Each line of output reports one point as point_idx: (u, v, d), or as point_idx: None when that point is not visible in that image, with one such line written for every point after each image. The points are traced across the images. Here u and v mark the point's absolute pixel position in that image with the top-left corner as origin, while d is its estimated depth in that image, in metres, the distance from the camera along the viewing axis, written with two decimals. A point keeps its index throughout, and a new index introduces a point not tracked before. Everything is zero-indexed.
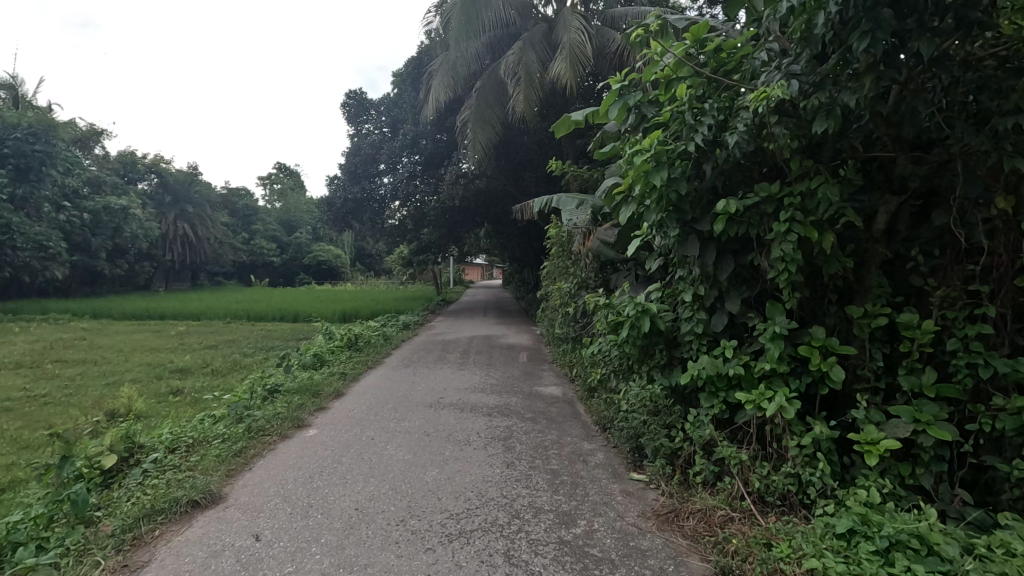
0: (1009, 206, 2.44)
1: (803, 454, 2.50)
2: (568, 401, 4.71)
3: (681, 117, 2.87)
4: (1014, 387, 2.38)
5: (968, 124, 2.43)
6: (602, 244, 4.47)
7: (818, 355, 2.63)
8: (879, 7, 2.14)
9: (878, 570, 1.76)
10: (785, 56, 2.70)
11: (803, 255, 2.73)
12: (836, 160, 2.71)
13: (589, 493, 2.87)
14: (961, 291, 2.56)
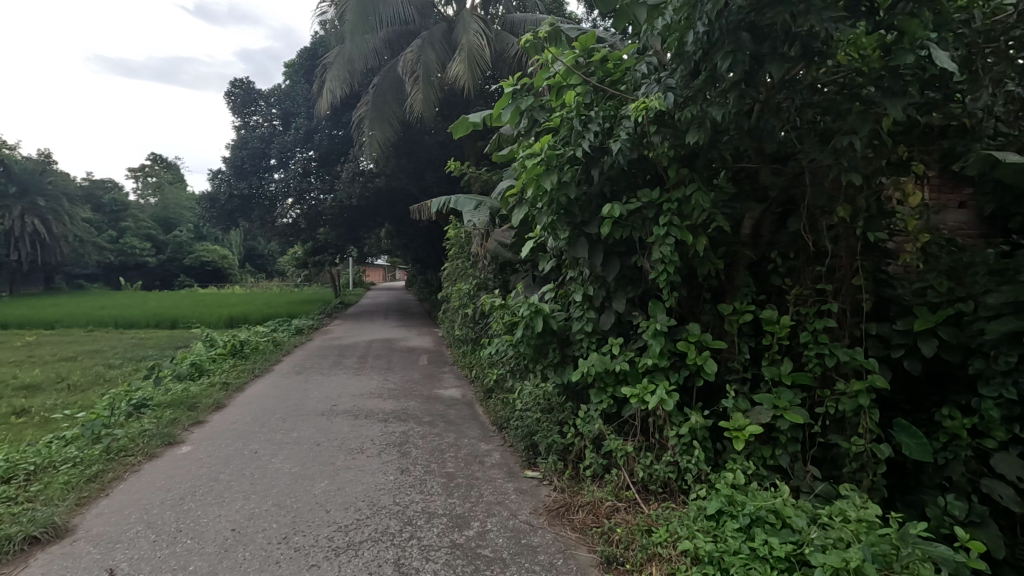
0: (848, 214, 2.78)
1: (681, 443, 2.68)
2: (468, 403, 4.70)
3: (570, 123, 2.98)
4: (853, 373, 2.72)
5: (815, 141, 2.73)
6: (499, 245, 4.52)
7: (694, 350, 2.84)
8: (739, 31, 2.36)
9: (740, 546, 1.92)
10: (662, 70, 2.89)
11: (681, 257, 2.93)
12: (709, 170, 2.94)
13: (484, 494, 2.88)
14: (812, 289, 2.88)
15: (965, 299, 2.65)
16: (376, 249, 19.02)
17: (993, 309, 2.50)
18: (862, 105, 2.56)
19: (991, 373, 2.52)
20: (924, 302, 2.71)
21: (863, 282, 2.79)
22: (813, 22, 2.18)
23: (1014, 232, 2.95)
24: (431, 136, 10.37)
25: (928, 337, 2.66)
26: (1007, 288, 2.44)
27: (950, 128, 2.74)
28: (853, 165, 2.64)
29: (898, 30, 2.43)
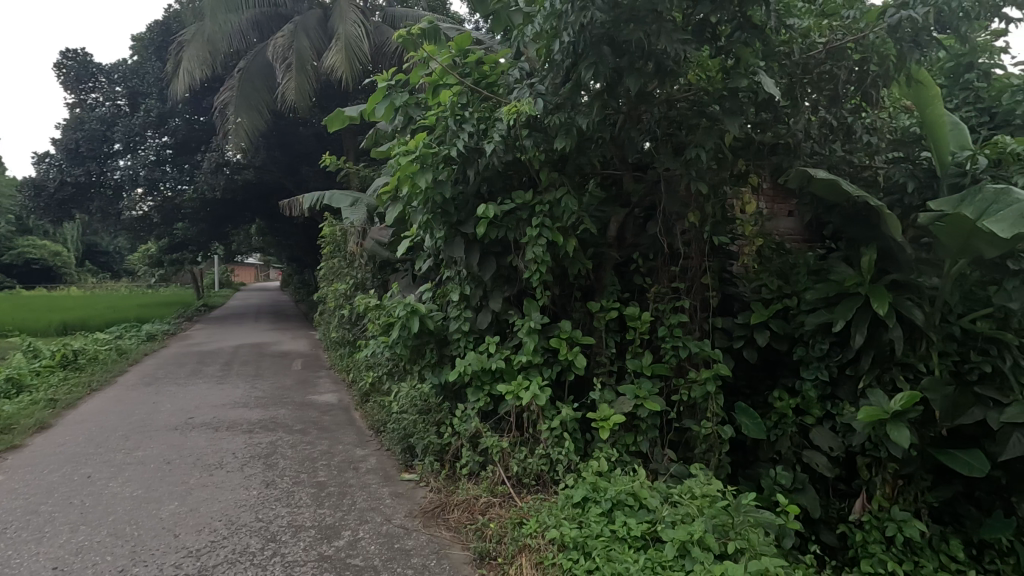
0: (697, 219, 3.07)
1: (553, 435, 2.80)
2: (344, 408, 4.51)
3: (445, 122, 2.97)
4: (702, 362, 3.02)
5: (670, 152, 2.99)
6: (376, 244, 4.39)
7: (565, 346, 2.97)
8: (601, 44, 2.50)
9: (602, 529, 2.04)
10: (534, 77, 2.98)
11: (552, 257, 3.05)
12: (578, 174, 3.09)
13: (357, 501, 2.78)
14: (668, 287, 3.14)
15: (791, 295, 3.09)
16: (245, 246, 17.58)
17: (812, 304, 2.95)
18: (707, 121, 2.85)
19: (810, 358, 2.95)
20: (759, 298, 3.10)
21: (710, 281, 3.11)
22: (664, 42, 2.38)
23: (827, 238, 3.44)
24: (306, 128, 9.82)
25: (762, 329, 3.04)
26: (822, 285, 2.89)
27: (777, 146, 3.14)
28: (700, 175, 2.93)
29: (735, 57, 2.73)
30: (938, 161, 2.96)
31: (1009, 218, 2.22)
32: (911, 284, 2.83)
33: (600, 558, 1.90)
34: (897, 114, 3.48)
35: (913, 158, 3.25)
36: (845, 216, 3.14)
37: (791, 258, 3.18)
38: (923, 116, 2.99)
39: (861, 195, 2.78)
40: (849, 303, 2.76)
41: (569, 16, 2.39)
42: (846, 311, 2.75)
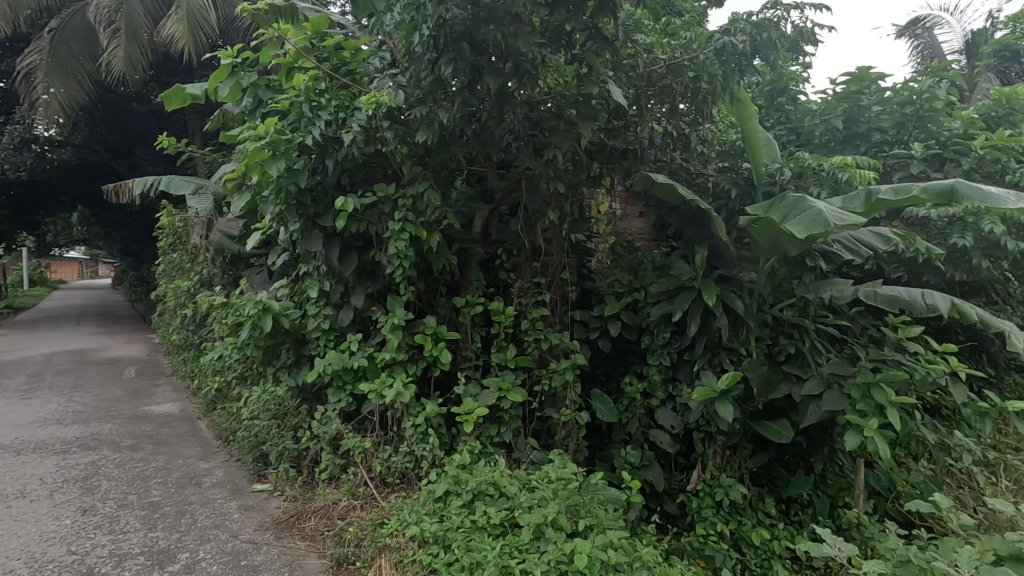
0: (557, 217, 3.24)
1: (417, 432, 2.77)
2: (186, 418, 4.05)
3: (299, 108, 2.79)
4: (561, 353, 3.18)
5: (531, 151, 3.11)
6: (224, 237, 4.00)
7: (430, 342, 2.95)
8: (461, 40, 2.52)
9: (463, 520, 2.07)
10: (395, 67, 2.92)
11: (417, 252, 3.01)
12: (442, 169, 3.09)
13: (197, 520, 2.52)
14: (530, 282, 3.26)
15: (639, 289, 3.36)
16: (63, 237, 15.07)
17: (656, 296, 3.25)
18: (564, 123, 3.00)
19: (655, 346, 3.24)
20: (612, 292, 3.34)
21: (569, 276, 3.29)
22: (521, 44, 2.47)
23: (670, 237, 3.80)
24: (140, 105, 8.66)
25: (614, 321, 3.28)
26: (664, 280, 3.19)
27: (627, 151, 3.41)
28: (557, 175, 3.08)
29: (588, 65, 2.91)
30: (754, 171, 3.42)
31: (804, 221, 2.63)
32: (735, 278, 3.23)
33: (460, 549, 1.93)
34: (726, 129, 3.95)
35: (737, 168, 3.71)
36: (682, 216, 3.49)
37: (639, 255, 3.47)
38: (744, 132, 3.43)
39: (694, 198, 3.12)
40: (686, 295, 3.08)
41: (428, 8, 2.37)
42: (683, 302, 3.06)
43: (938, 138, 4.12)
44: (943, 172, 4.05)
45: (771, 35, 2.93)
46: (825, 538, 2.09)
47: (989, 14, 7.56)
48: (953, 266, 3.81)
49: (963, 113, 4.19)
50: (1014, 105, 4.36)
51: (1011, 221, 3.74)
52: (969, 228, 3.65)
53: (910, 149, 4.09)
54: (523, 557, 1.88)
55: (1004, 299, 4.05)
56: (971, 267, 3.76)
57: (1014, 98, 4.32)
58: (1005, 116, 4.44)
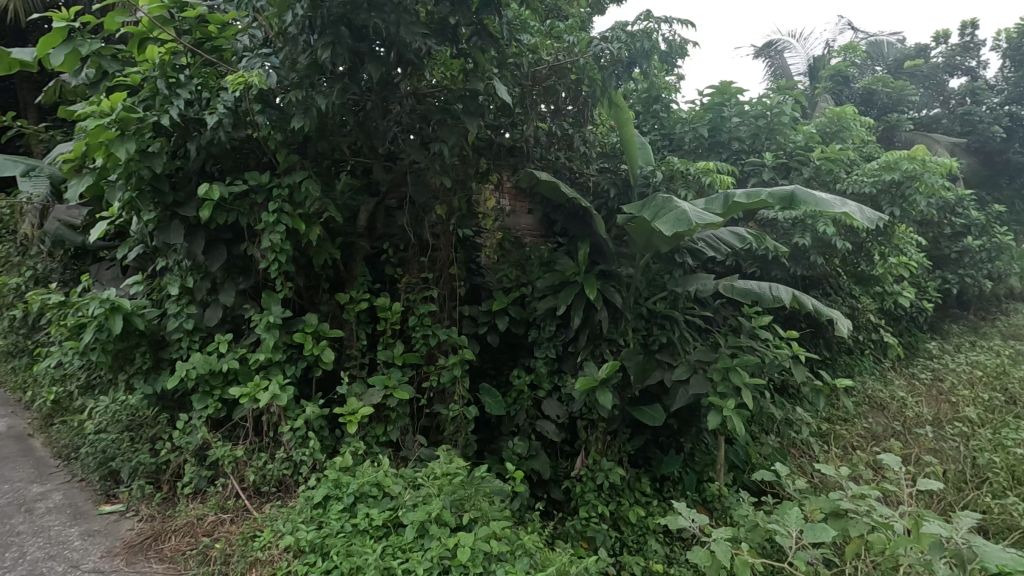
0: (444, 212, 3.22)
1: (296, 437, 2.62)
2: (14, 437, 3.49)
3: (153, 84, 2.51)
4: (450, 349, 3.17)
5: (418, 145, 3.05)
6: (62, 226, 3.49)
7: (311, 340, 2.79)
8: (340, 25, 2.41)
9: (343, 524, 1.99)
10: (267, 47, 2.72)
11: (294, 245, 2.83)
12: (322, 159, 2.93)
13: (27, 553, 2.19)
14: (418, 277, 3.20)
15: (526, 284, 3.44)
16: None
17: (542, 291, 3.34)
18: (450, 117, 2.98)
19: (542, 339, 3.34)
20: (500, 287, 3.38)
21: (457, 272, 3.29)
22: (404, 34, 2.41)
23: (556, 234, 3.93)
24: None
25: (501, 315, 3.32)
26: (549, 275, 3.29)
27: (514, 148, 3.48)
28: (444, 169, 3.06)
29: (474, 61, 2.92)
30: (629, 172, 3.66)
31: (671, 219, 2.85)
32: (614, 273, 3.41)
33: (339, 556, 1.85)
34: (606, 132, 4.15)
35: (616, 169, 3.93)
36: (566, 214, 3.68)
37: (526, 251, 3.55)
38: (620, 134, 3.64)
39: (576, 196, 3.27)
40: (569, 290, 3.21)
41: None
42: (567, 296, 3.18)
43: (785, 149, 4.65)
44: (788, 179, 4.59)
45: (644, 44, 3.11)
46: (680, 509, 2.17)
47: (826, 43, 8.68)
48: (795, 262, 4.33)
49: (804, 128, 4.77)
50: (843, 123, 5.05)
51: (840, 223, 4.33)
52: (807, 228, 4.18)
53: (762, 158, 4.58)
54: (406, 557, 1.85)
55: (835, 291, 4.69)
56: (810, 263, 4.30)
57: (843, 117, 5.00)
58: (836, 132, 5.13)
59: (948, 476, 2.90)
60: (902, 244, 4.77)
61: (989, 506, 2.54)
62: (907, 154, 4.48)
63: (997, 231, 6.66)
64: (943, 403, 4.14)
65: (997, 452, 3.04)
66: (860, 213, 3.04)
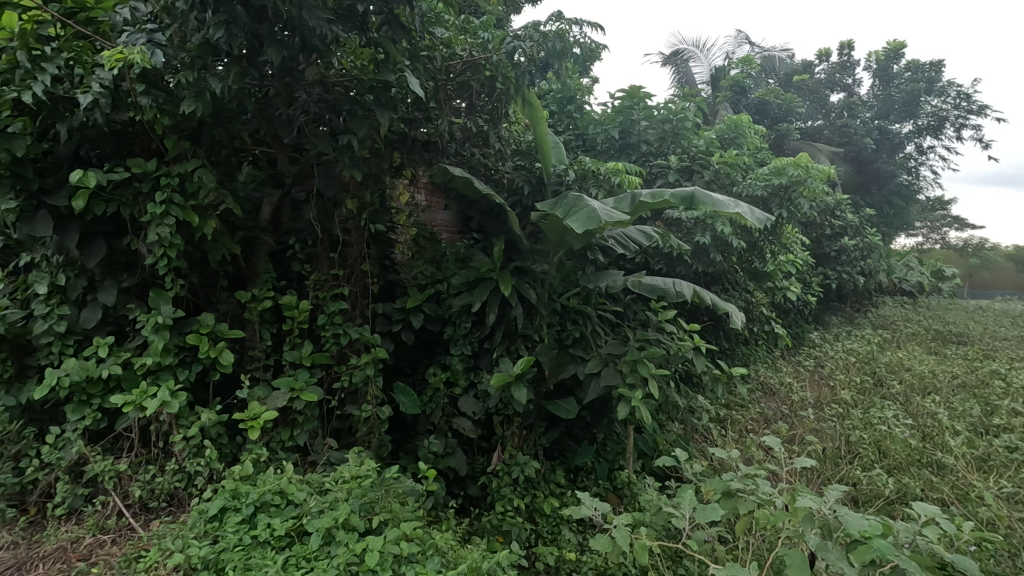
0: (356, 206, 3.11)
1: (190, 446, 2.43)
2: None
3: (12, 55, 2.21)
4: (362, 347, 3.07)
5: (326, 136, 2.92)
6: None
7: (207, 342, 2.60)
8: (235, 4, 2.26)
9: (241, 537, 1.87)
10: (153, 22, 2.49)
11: (187, 239, 2.62)
12: (218, 147, 2.73)
13: None
14: (328, 274, 3.07)
15: (441, 281, 3.40)
16: None
17: (457, 287, 3.32)
18: (360, 109, 2.89)
19: (457, 336, 3.32)
20: (415, 284, 3.31)
21: (369, 268, 3.19)
22: (307, 18, 2.30)
23: (472, 230, 3.92)
24: None
25: (416, 313, 3.26)
26: (465, 272, 3.28)
27: (428, 143, 3.43)
28: (354, 162, 2.96)
29: (385, 51, 2.84)
30: (544, 171, 3.69)
31: (581, 217, 2.93)
32: (528, 270, 3.46)
33: (236, 570, 1.74)
34: (522, 131, 4.20)
35: (530, 167, 3.98)
36: (481, 210, 3.73)
37: (441, 247, 3.51)
38: (535, 133, 3.65)
39: (489, 192, 3.28)
40: (484, 287, 3.21)
41: None
42: (482, 292, 3.18)
43: (688, 152, 4.93)
44: (691, 181, 4.87)
45: (555, 45, 3.26)
46: (582, 497, 2.13)
47: (725, 55, 9.29)
48: (697, 259, 4.62)
49: (705, 133, 5.08)
50: (739, 130, 5.43)
51: (736, 223, 4.66)
52: (707, 228, 4.48)
53: (668, 160, 4.83)
54: (310, 566, 1.77)
55: (733, 286, 5.05)
56: (710, 260, 4.60)
57: (739, 124, 5.38)
58: (733, 138, 5.51)
59: (826, 453, 3.21)
60: (788, 243, 5.22)
61: (858, 478, 2.84)
62: (793, 161, 4.91)
63: (868, 232, 7.48)
64: (823, 387, 4.58)
65: (866, 429, 3.41)
66: (751, 213, 3.28)
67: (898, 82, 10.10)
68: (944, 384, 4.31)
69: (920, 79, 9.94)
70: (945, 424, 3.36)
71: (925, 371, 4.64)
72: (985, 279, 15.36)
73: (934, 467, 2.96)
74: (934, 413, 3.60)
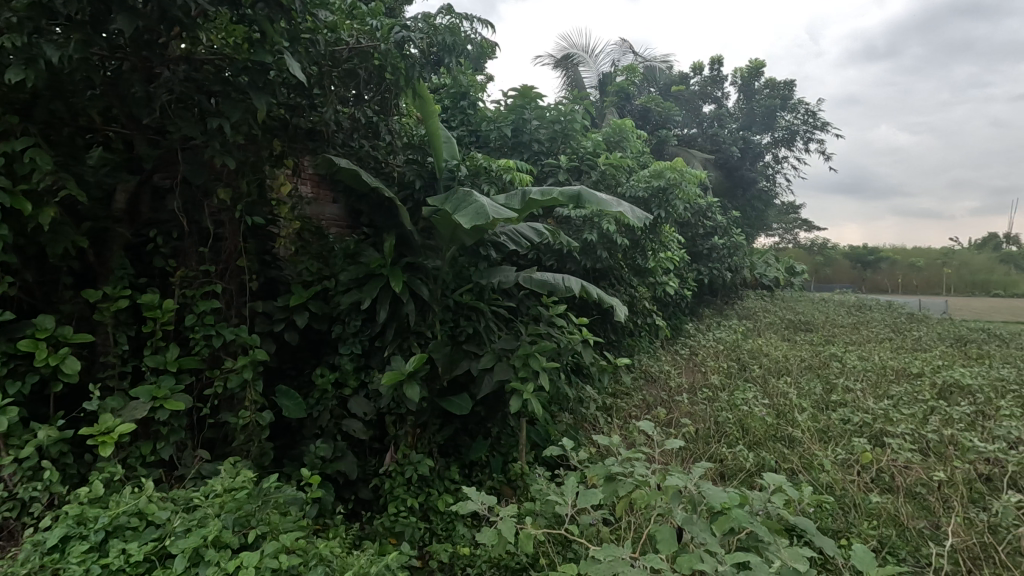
0: (229, 196, 2.86)
1: (24, 469, 2.10)
2: None
3: None
4: (239, 350, 2.83)
5: (194, 119, 2.66)
6: None
7: (45, 349, 2.26)
8: None
9: (88, 568, 1.65)
10: None
11: (17, 230, 2.26)
12: (58, 125, 2.38)
13: None
14: (197, 270, 2.80)
15: (329, 277, 3.24)
16: None
17: (346, 284, 3.18)
18: (234, 91, 2.68)
19: (347, 335, 3.18)
20: (299, 281, 3.12)
21: (246, 263, 2.96)
22: None
23: (362, 225, 3.78)
24: None
25: (301, 311, 3.07)
26: (353, 267, 3.15)
27: (312, 132, 3.24)
28: (227, 148, 2.72)
29: (261, 30, 2.64)
30: (436, 166, 3.63)
31: (470, 213, 2.92)
32: (420, 266, 3.40)
33: None
34: (414, 124, 4.12)
35: (422, 161, 3.92)
36: (371, 204, 3.63)
37: (329, 242, 3.34)
38: (426, 127, 3.59)
39: (379, 186, 3.18)
40: (374, 283, 3.10)
41: None
42: (372, 289, 3.07)
43: (577, 153, 5.12)
44: (580, 180, 5.07)
45: (444, 38, 3.22)
46: (470, 492, 2.12)
47: (612, 61, 9.79)
48: (585, 256, 4.82)
49: (592, 136, 5.32)
50: (623, 134, 5.75)
51: (620, 222, 4.94)
52: (594, 226, 4.70)
53: (558, 160, 4.99)
54: None
55: (618, 281, 5.34)
56: (597, 257, 4.82)
57: (623, 129, 5.70)
58: (618, 141, 5.82)
59: (698, 433, 3.50)
60: (666, 241, 5.62)
61: (725, 455, 3.13)
62: (670, 165, 5.29)
63: (734, 233, 8.30)
64: (697, 374, 5.00)
65: (731, 410, 3.77)
66: (632, 212, 3.47)
67: (759, 98, 11.27)
68: (794, 366, 4.89)
69: (777, 96, 11.17)
70: (794, 402, 3.81)
71: (779, 356, 5.24)
72: (827, 275, 17.69)
73: (785, 440, 3.34)
74: (786, 393, 4.07)
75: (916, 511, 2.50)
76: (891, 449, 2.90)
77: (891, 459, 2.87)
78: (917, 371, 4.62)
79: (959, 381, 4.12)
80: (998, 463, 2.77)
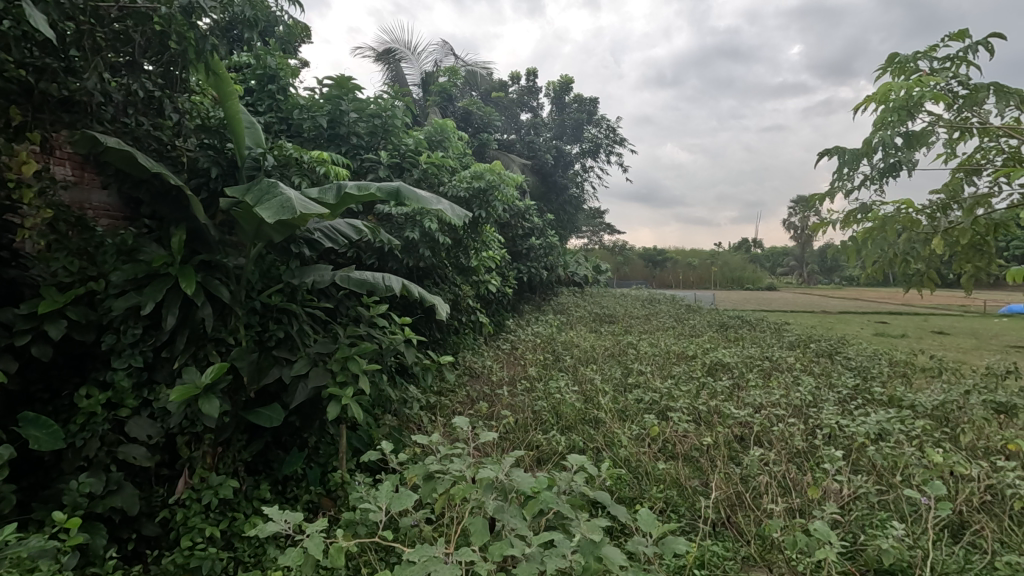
0: None
1: None
2: None
3: None
4: None
5: None
6: None
7: None
8: None
9: None
10: None
11: None
12: None
13: None
14: None
15: (96, 278, 2.69)
16: None
17: (120, 286, 2.67)
18: None
19: (121, 347, 2.66)
20: (52, 282, 2.52)
21: None
22: None
23: (143, 217, 3.22)
24: None
25: (55, 319, 2.48)
26: (130, 266, 2.66)
27: (70, 101, 2.67)
28: None
29: None
30: (236, 153, 3.25)
31: (274, 206, 2.68)
32: (219, 265, 3.02)
33: None
34: (209, 104, 3.65)
35: (220, 147, 3.49)
36: (153, 192, 3.11)
37: (95, 234, 2.78)
38: (223, 109, 3.18)
39: (161, 170, 2.73)
40: (158, 284, 2.66)
41: None
42: (155, 291, 2.63)
43: (398, 150, 5.04)
44: (401, 177, 5.00)
45: (244, 12, 3.28)
46: (273, 512, 1.92)
47: (435, 62, 9.84)
48: (407, 254, 4.77)
49: (413, 134, 5.29)
50: (444, 134, 5.82)
51: (443, 221, 4.98)
52: (416, 224, 4.67)
53: (378, 155, 4.85)
54: None
55: (442, 280, 5.39)
56: (418, 254, 4.79)
57: (445, 129, 5.77)
58: (440, 141, 5.86)
59: (517, 422, 3.69)
60: (487, 241, 5.83)
61: (540, 441, 3.35)
62: (489, 168, 5.48)
63: (549, 234, 8.96)
64: (516, 367, 5.28)
65: (545, 399, 4.05)
66: (451, 210, 3.48)
67: (568, 111, 12.34)
68: (599, 355, 5.45)
69: (584, 111, 12.33)
70: (598, 386, 4.23)
71: (587, 346, 5.78)
72: (626, 272, 19.99)
73: (592, 422, 3.69)
74: (592, 379, 4.51)
75: (691, 473, 2.95)
76: (673, 422, 3.37)
77: (673, 430, 3.33)
78: (693, 353, 5.47)
79: (721, 361, 4.99)
80: (747, 425, 3.40)
